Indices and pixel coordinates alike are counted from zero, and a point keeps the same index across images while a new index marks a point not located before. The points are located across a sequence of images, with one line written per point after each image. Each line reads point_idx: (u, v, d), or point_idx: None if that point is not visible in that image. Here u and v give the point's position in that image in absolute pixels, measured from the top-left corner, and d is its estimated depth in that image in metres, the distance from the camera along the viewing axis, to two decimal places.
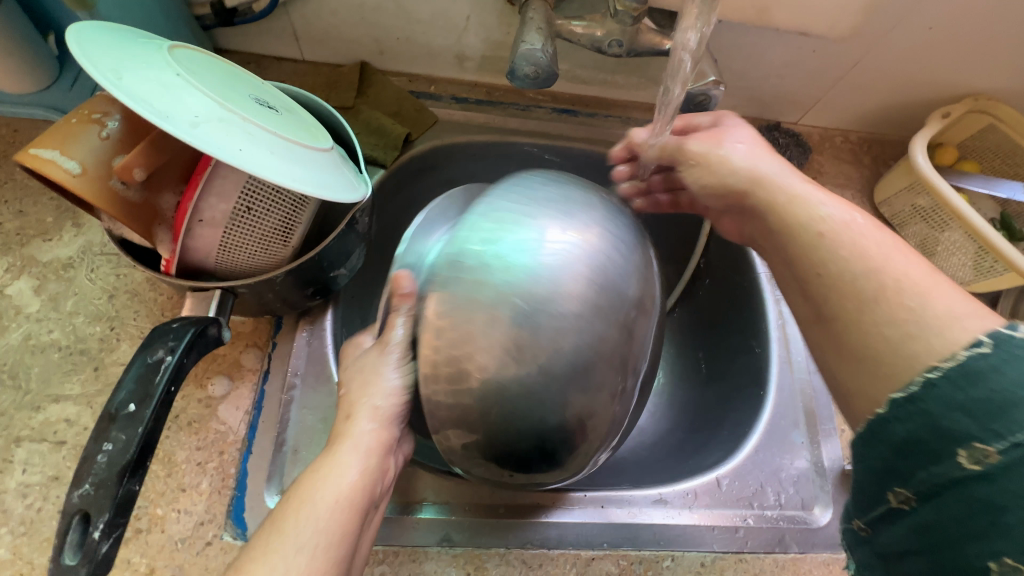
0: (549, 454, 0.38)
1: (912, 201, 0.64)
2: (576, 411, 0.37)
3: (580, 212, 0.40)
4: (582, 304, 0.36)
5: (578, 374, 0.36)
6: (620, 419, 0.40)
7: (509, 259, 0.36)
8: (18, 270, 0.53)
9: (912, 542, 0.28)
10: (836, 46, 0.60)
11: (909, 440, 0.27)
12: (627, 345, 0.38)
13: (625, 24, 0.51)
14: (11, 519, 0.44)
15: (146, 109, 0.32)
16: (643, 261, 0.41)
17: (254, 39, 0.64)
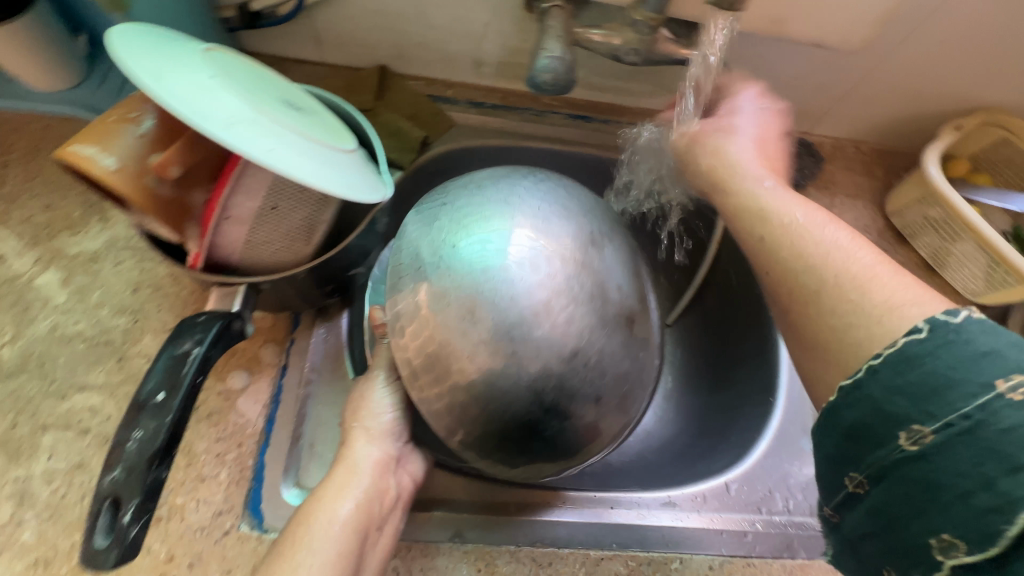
0: (555, 414, 0.36)
1: (924, 213, 0.65)
2: (554, 356, 0.35)
3: (547, 200, 0.40)
4: (525, 247, 0.37)
5: (541, 316, 0.35)
6: (625, 380, 0.38)
7: (443, 227, 0.38)
8: (47, 261, 0.55)
9: (869, 524, 0.30)
10: (851, 58, 0.60)
11: (857, 425, 0.30)
12: (590, 280, 0.37)
13: (643, 34, 0.51)
14: (37, 504, 0.46)
15: (183, 108, 0.33)
16: (589, 213, 0.41)
17: (278, 41, 0.66)
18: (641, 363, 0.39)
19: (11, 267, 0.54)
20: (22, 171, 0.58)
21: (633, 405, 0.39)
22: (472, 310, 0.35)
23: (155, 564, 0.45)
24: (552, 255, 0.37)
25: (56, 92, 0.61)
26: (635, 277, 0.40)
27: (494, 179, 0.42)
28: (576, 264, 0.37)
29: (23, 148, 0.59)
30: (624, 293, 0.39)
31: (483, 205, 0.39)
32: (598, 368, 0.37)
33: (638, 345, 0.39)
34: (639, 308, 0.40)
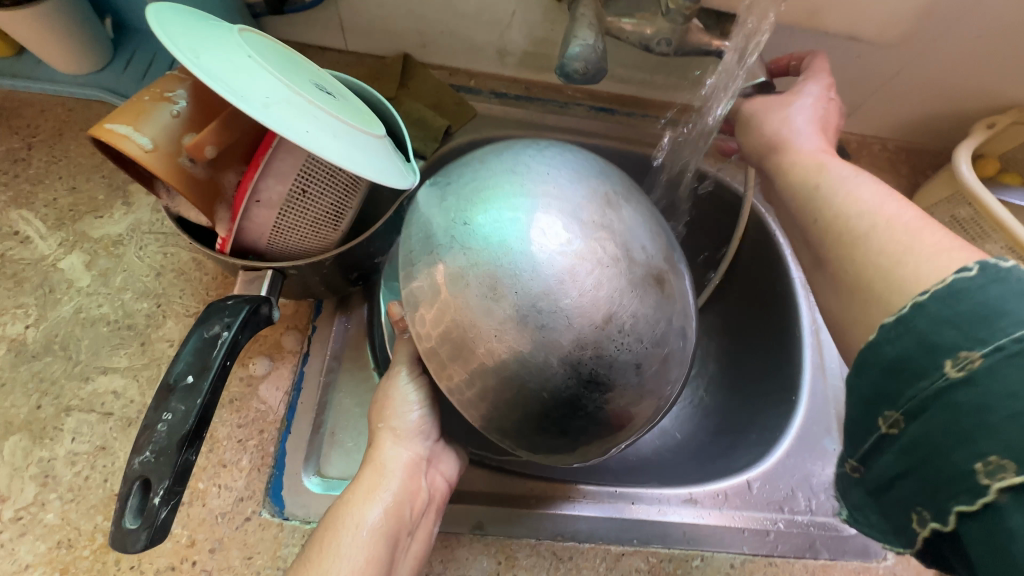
0: (596, 387, 0.34)
1: (952, 212, 0.63)
2: (583, 323, 0.33)
3: (561, 165, 0.38)
4: (542, 212, 0.35)
5: (565, 283, 0.33)
6: (661, 349, 0.36)
7: (453, 200, 0.36)
8: (71, 244, 0.55)
9: (901, 462, 0.28)
10: (884, 53, 0.59)
11: (898, 358, 0.27)
12: (613, 241, 0.35)
13: (676, 23, 0.50)
14: (60, 486, 0.46)
15: (223, 87, 0.33)
16: (603, 176, 0.39)
17: (302, 28, 0.65)
18: (677, 331, 0.37)
19: (35, 249, 0.54)
20: (46, 154, 0.58)
21: (672, 376, 0.37)
22: (493, 283, 0.33)
23: (176, 549, 0.45)
24: (571, 219, 0.35)
25: (81, 75, 0.60)
26: (662, 241, 0.38)
27: (500, 145, 0.40)
28: (598, 226, 0.35)
29: (48, 130, 0.59)
30: (651, 256, 0.36)
31: (491, 174, 0.37)
32: (632, 332, 0.34)
33: (672, 311, 0.37)
34: (669, 272, 0.37)
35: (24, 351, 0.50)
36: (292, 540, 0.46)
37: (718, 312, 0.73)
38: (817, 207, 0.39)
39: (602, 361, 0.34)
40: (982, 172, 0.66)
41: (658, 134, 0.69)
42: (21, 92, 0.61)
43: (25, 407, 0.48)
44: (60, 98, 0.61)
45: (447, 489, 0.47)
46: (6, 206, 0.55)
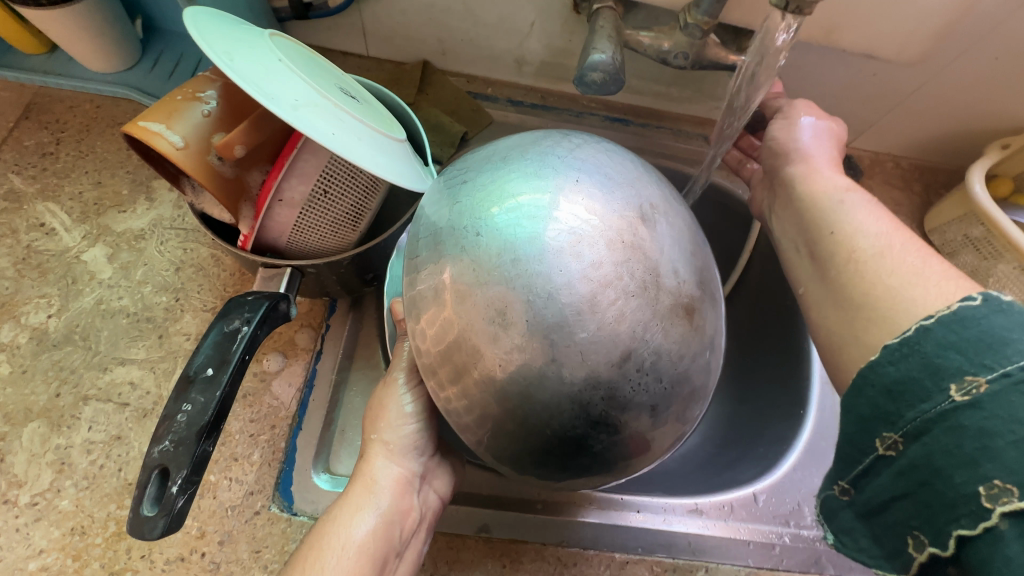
0: (604, 428, 0.34)
1: (964, 231, 0.63)
2: (600, 359, 0.32)
3: (593, 181, 0.36)
4: (566, 235, 0.33)
5: (585, 314, 0.32)
6: (682, 380, 0.35)
7: (470, 215, 0.35)
8: (94, 237, 0.56)
9: (898, 486, 0.28)
10: (898, 71, 0.59)
11: (901, 379, 0.28)
12: (641, 269, 0.34)
13: (694, 38, 0.51)
14: (76, 473, 0.47)
15: (255, 90, 0.34)
16: (637, 194, 0.37)
17: (325, 33, 0.67)
18: (703, 355, 0.36)
19: (60, 241, 0.55)
20: (74, 148, 0.60)
21: (693, 403, 0.37)
22: (503, 309, 0.32)
23: (186, 539, 0.45)
24: (597, 244, 0.33)
25: (110, 73, 0.62)
26: (694, 265, 0.37)
27: (527, 156, 0.38)
28: (627, 255, 0.34)
29: (76, 125, 0.61)
30: (679, 285, 0.35)
31: (516, 189, 0.35)
32: (652, 368, 0.34)
33: (699, 338, 0.36)
34: (698, 298, 0.36)
35: (46, 340, 0.51)
36: (299, 536, 0.47)
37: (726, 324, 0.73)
38: (820, 220, 0.41)
39: (613, 402, 0.33)
40: (996, 192, 0.65)
41: (672, 145, 0.70)
42: (52, 89, 0.62)
43: (44, 395, 0.49)
44: (89, 95, 0.63)
45: (438, 506, 0.47)
46: (34, 198, 0.57)
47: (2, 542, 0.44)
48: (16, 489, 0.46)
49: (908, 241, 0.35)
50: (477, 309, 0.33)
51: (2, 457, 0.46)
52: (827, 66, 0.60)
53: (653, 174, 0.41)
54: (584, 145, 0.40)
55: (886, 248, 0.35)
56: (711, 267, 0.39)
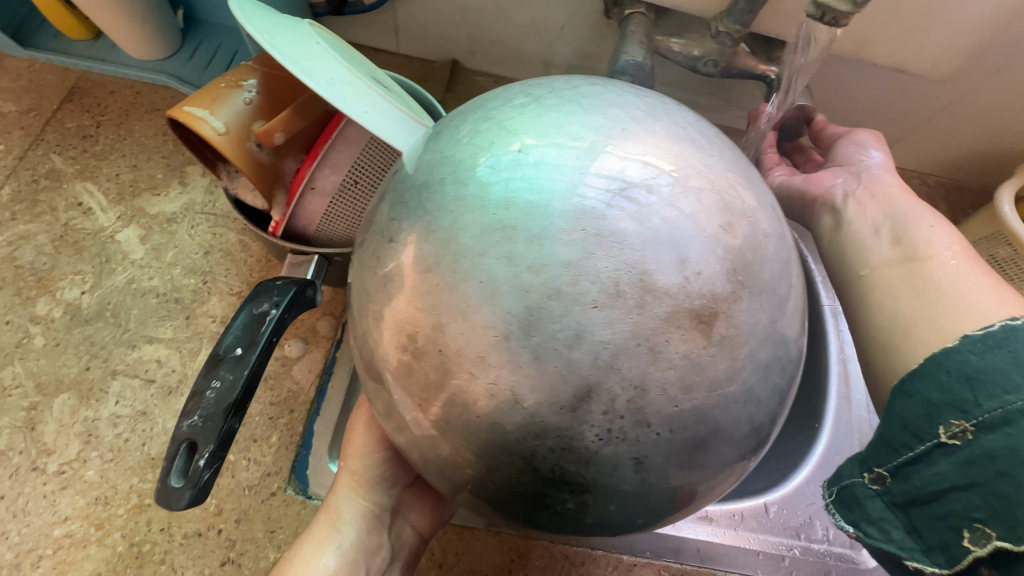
0: (563, 485, 0.26)
1: (991, 251, 0.62)
2: (544, 400, 0.24)
3: (556, 145, 0.27)
4: (505, 230, 0.25)
5: (518, 339, 0.24)
6: (699, 420, 0.25)
7: (388, 216, 0.29)
8: (129, 218, 0.58)
9: (961, 474, 0.28)
10: (929, 87, 0.59)
11: (984, 369, 0.28)
12: (608, 270, 0.24)
13: (725, 46, 0.51)
14: (102, 445, 0.48)
15: (293, 66, 0.35)
16: (613, 158, 0.27)
17: (359, 29, 0.68)
18: (738, 383, 0.26)
19: (96, 220, 0.57)
20: (112, 132, 0.62)
21: (731, 447, 0.27)
22: (413, 335, 0.26)
23: (204, 515, 0.47)
24: (539, 239, 0.25)
25: (150, 61, 0.64)
26: (717, 254, 0.26)
27: (468, 126, 0.30)
28: (594, 249, 0.25)
29: (115, 110, 0.63)
30: (679, 287, 0.25)
31: (444, 173, 0.28)
32: (633, 410, 0.24)
33: (727, 359, 0.25)
34: (720, 303, 0.25)
35: (79, 315, 0.53)
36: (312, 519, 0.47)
37: None
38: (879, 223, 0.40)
39: (570, 455, 0.25)
40: None
41: None
42: (94, 74, 0.64)
43: (75, 367, 0.51)
44: (129, 81, 0.64)
45: (416, 541, 0.46)
46: (73, 178, 0.59)
47: (30, 508, 0.45)
48: (45, 457, 0.47)
49: (970, 251, 0.36)
50: (398, 335, 0.26)
51: (34, 425, 0.48)
52: (858, 79, 0.60)
53: (655, 121, 0.29)
54: (554, 98, 0.30)
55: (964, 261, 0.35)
56: (761, 248, 0.27)
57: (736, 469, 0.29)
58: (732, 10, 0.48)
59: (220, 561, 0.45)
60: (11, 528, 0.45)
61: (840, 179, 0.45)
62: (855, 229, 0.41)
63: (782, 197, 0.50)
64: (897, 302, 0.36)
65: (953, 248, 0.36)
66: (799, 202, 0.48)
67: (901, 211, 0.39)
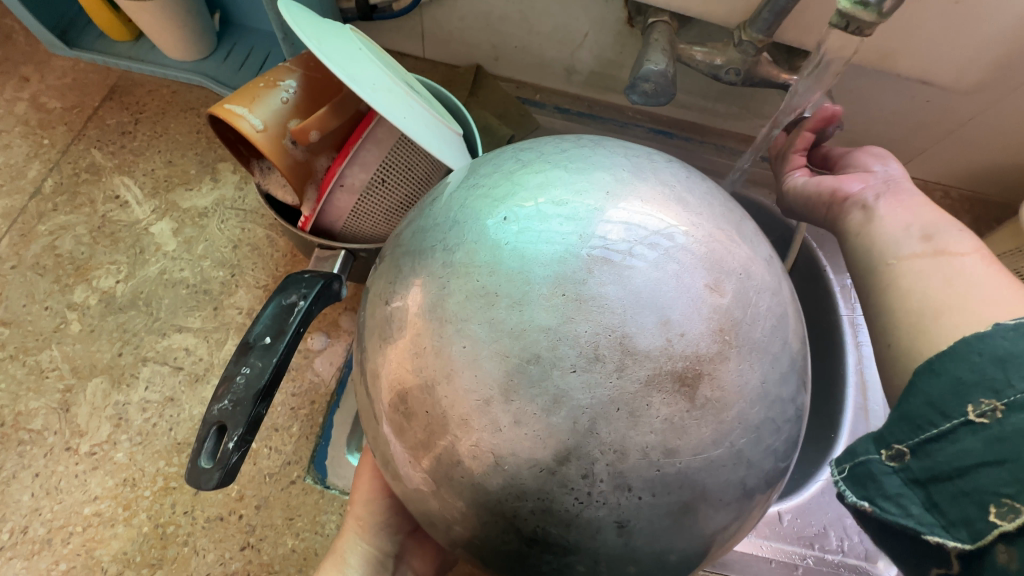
0: (546, 547, 0.26)
1: (1015, 265, 0.61)
2: (525, 460, 0.25)
3: (540, 208, 0.27)
4: (487, 294, 0.26)
5: (498, 403, 0.24)
6: (684, 484, 0.25)
7: (383, 281, 0.30)
8: (163, 212, 0.60)
9: (993, 451, 0.27)
10: (952, 99, 0.59)
11: (1017, 351, 0.28)
12: (588, 334, 0.24)
13: (747, 55, 0.52)
14: (131, 428, 0.50)
15: (340, 71, 0.37)
16: (596, 219, 0.27)
17: (387, 33, 0.70)
18: (726, 445, 0.25)
19: (132, 213, 0.60)
20: (149, 130, 0.64)
21: (722, 509, 0.26)
22: (404, 396, 0.27)
23: (226, 500, 0.48)
24: (520, 305, 0.25)
25: (187, 61, 0.66)
26: (703, 316, 0.25)
27: (458, 191, 0.31)
28: (578, 312, 0.25)
29: (152, 108, 0.65)
30: (660, 350, 0.25)
31: (433, 241, 0.28)
32: (613, 474, 0.24)
33: (712, 422, 0.25)
34: (702, 366, 0.25)
35: (113, 303, 0.55)
36: (330, 508, 0.48)
37: None
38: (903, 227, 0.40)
39: (551, 517, 0.25)
40: None
41: (714, 161, 0.70)
42: (134, 74, 0.67)
43: (108, 352, 0.53)
44: (166, 81, 0.67)
45: None
46: (112, 172, 0.61)
47: (62, 486, 0.47)
48: (77, 438, 0.49)
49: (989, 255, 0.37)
50: (401, 374, 0.27)
51: (68, 406, 0.50)
52: (878, 89, 0.60)
53: (641, 181, 0.29)
54: (539, 160, 0.30)
55: (989, 269, 0.35)
56: (751, 306, 0.27)
57: (739, 526, 0.29)
58: (756, 19, 0.48)
59: (240, 545, 0.47)
60: (44, 505, 0.47)
61: (868, 184, 0.45)
62: (883, 231, 0.41)
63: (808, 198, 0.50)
64: (912, 311, 0.36)
65: (972, 254, 0.36)
66: (822, 205, 0.48)
67: (927, 218, 0.40)
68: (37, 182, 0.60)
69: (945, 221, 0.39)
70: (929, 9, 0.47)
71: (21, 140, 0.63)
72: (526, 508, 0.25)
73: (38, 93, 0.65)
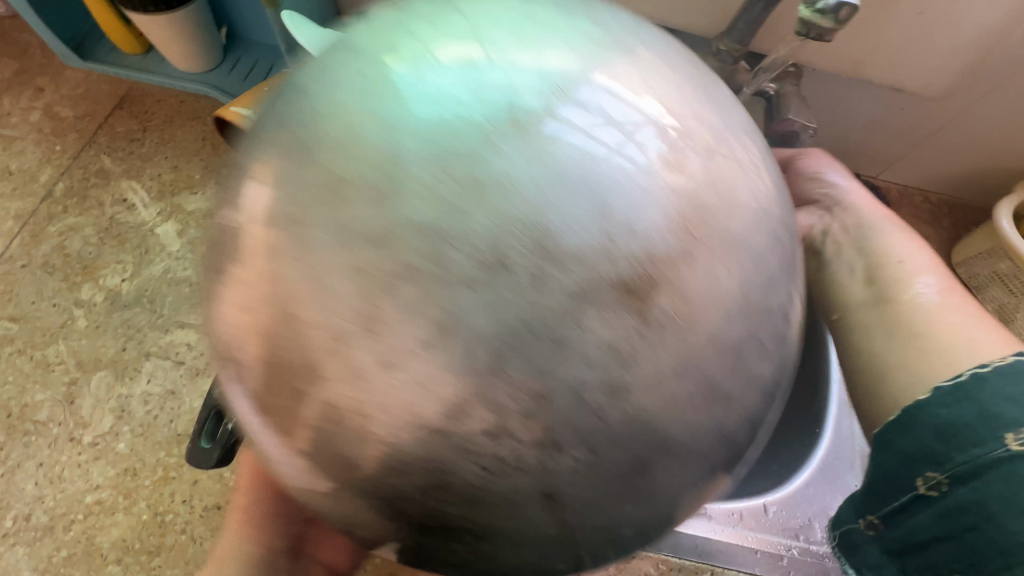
0: (451, 536, 0.21)
1: (993, 266, 0.64)
2: (404, 420, 0.19)
3: (419, 65, 0.21)
4: (340, 182, 0.19)
5: (358, 342, 0.18)
6: (636, 435, 0.19)
7: (221, 195, 0.24)
8: (168, 214, 0.62)
9: (942, 527, 0.29)
10: (924, 107, 0.62)
11: (954, 422, 0.30)
12: (485, 230, 0.18)
13: (725, 63, 0.54)
14: (133, 420, 0.51)
15: None
16: (497, 73, 0.20)
17: None
18: (695, 373, 0.20)
19: (139, 215, 0.62)
20: (157, 137, 0.67)
21: (695, 465, 0.21)
22: (237, 348, 0.21)
23: (224, 490, 0.49)
24: (385, 194, 0.19)
25: (195, 73, 0.70)
26: (660, 208, 0.19)
27: (313, 61, 0.24)
28: (489, 203, 0.18)
29: (161, 117, 0.68)
30: (596, 246, 0.18)
31: (273, 125, 0.22)
32: (534, 431, 0.18)
33: (674, 346, 0.19)
34: (654, 271, 0.19)
35: (118, 300, 0.57)
36: None
37: None
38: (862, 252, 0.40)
39: (449, 496, 0.20)
40: None
41: None
42: (144, 85, 0.70)
43: (112, 347, 0.55)
44: (175, 91, 0.70)
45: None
46: (120, 176, 0.64)
47: (65, 475, 0.49)
48: (81, 429, 0.51)
49: (950, 277, 0.38)
50: (244, 321, 0.20)
51: (72, 399, 0.52)
52: (855, 97, 0.63)
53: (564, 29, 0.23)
54: (419, 11, 0.24)
55: (947, 293, 0.36)
56: (722, 189, 0.21)
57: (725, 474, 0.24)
58: (733, 29, 0.51)
59: None
60: (47, 493, 0.48)
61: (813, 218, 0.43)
62: (835, 264, 0.40)
63: None
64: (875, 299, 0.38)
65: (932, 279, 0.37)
66: None
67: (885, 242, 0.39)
68: (49, 186, 0.63)
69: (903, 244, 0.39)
70: (895, 22, 0.50)
71: (34, 147, 0.65)
72: (417, 480, 0.20)
73: (51, 103, 0.68)
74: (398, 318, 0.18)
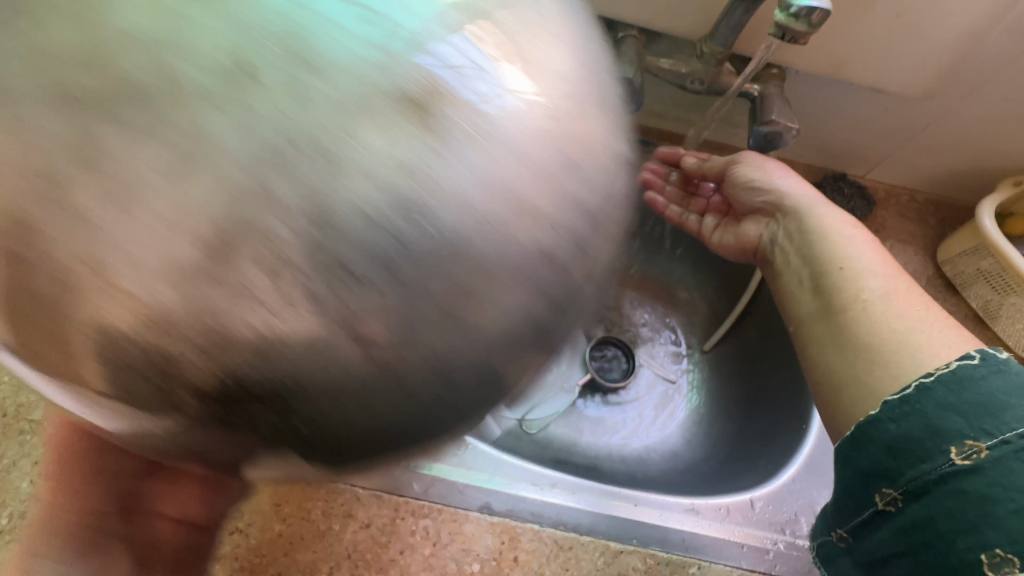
0: (238, 402, 0.20)
1: (977, 263, 0.65)
2: (148, 253, 0.18)
3: None
4: (60, 14, 0.19)
5: (85, 173, 0.18)
6: (430, 246, 0.19)
7: None
8: None
9: (899, 541, 0.34)
10: (907, 106, 0.63)
11: (902, 437, 0.34)
12: (219, 40, 0.18)
13: (709, 66, 0.56)
14: None
15: None
16: None
17: None
18: (480, 173, 0.19)
19: None
20: None
21: (515, 286, 0.20)
22: None
23: None
24: (104, 17, 0.18)
25: None
26: (412, 17, 0.20)
27: None
28: (229, 10, 0.19)
29: None
30: (347, 53, 0.19)
31: None
32: (310, 247, 0.18)
33: (448, 150, 0.19)
34: (401, 63, 0.19)
35: None
36: (316, 495, 0.49)
37: (739, 342, 0.77)
38: (824, 256, 0.47)
39: (220, 342, 0.18)
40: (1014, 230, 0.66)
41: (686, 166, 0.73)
42: None
43: None
44: None
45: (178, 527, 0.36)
46: None
47: None
48: None
49: (906, 282, 0.44)
50: None
51: None
52: (839, 97, 0.64)
53: None
54: None
55: (891, 292, 0.43)
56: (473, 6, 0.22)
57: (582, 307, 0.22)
58: (716, 33, 0.52)
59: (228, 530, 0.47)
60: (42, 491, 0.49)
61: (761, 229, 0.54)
62: (790, 271, 0.49)
63: (726, 248, 0.59)
64: None
65: (891, 285, 0.43)
66: (740, 250, 0.57)
67: (848, 252, 0.46)
68: None
69: (852, 248, 0.46)
70: (874, 25, 0.52)
71: None
72: (191, 349, 0.19)
73: None
74: (138, 130, 0.18)
